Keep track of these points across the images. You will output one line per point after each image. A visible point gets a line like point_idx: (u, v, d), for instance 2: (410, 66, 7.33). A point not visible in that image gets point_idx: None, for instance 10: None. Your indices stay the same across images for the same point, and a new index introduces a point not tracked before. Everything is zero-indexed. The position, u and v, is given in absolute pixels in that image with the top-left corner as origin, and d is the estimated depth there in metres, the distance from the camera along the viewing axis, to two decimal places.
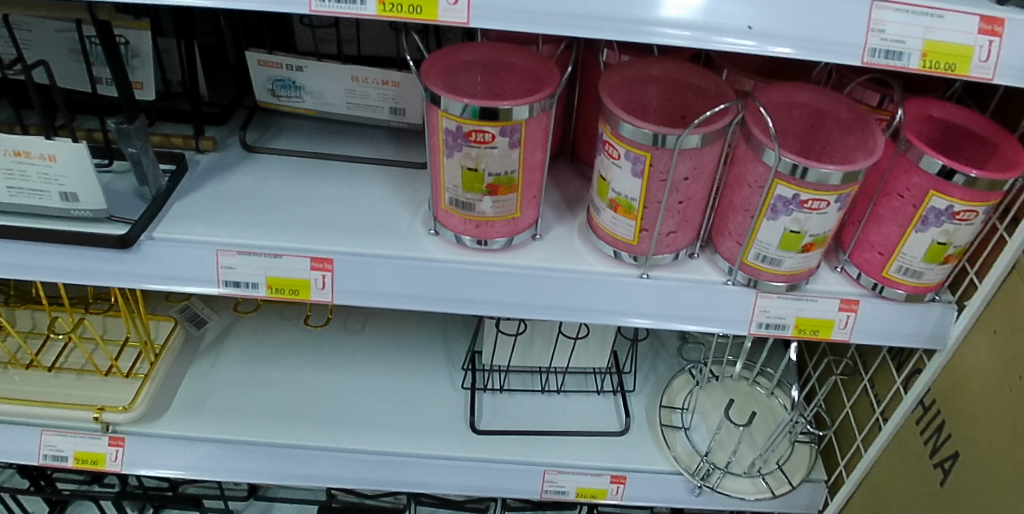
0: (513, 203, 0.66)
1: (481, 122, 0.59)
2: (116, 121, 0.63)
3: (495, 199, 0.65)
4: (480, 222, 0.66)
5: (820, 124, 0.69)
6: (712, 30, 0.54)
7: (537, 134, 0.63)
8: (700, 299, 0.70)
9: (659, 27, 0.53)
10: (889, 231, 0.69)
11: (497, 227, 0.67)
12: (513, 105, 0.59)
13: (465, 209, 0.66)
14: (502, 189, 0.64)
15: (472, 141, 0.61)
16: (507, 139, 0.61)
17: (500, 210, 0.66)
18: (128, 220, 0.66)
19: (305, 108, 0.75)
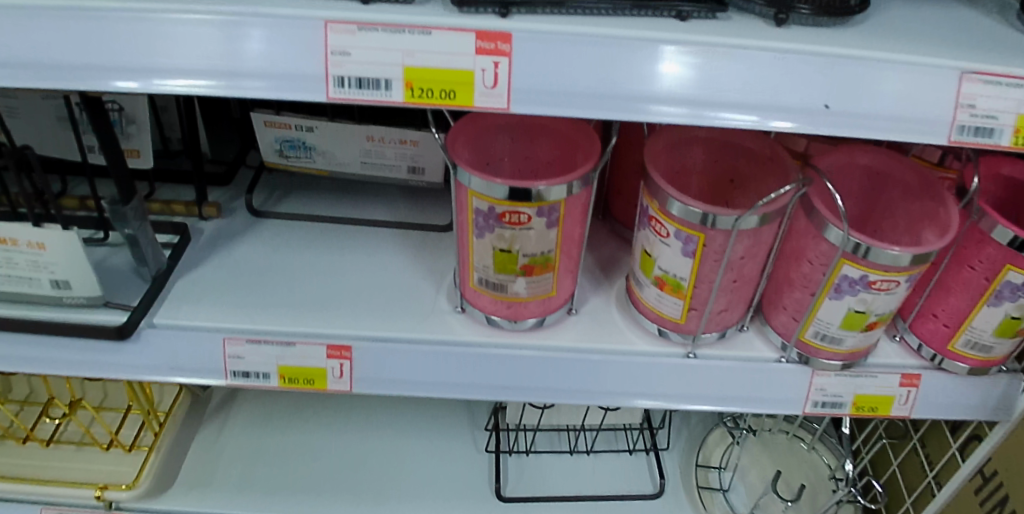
0: (549, 282, 0.60)
1: (515, 204, 0.53)
2: (110, 201, 0.57)
3: (530, 279, 0.59)
4: (513, 302, 0.60)
5: (882, 188, 0.63)
6: (705, 102, 0.45)
7: (577, 210, 0.57)
8: (751, 380, 0.64)
9: (650, 104, 0.45)
10: (958, 303, 0.63)
11: (531, 307, 0.61)
12: (549, 184, 0.52)
13: (497, 290, 0.60)
14: (539, 268, 0.58)
15: (505, 223, 0.55)
16: (544, 220, 0.55)
17: (535, 289, 0.60)
18: (126, 305, 0.60)
19: (316, 169, 0.69)
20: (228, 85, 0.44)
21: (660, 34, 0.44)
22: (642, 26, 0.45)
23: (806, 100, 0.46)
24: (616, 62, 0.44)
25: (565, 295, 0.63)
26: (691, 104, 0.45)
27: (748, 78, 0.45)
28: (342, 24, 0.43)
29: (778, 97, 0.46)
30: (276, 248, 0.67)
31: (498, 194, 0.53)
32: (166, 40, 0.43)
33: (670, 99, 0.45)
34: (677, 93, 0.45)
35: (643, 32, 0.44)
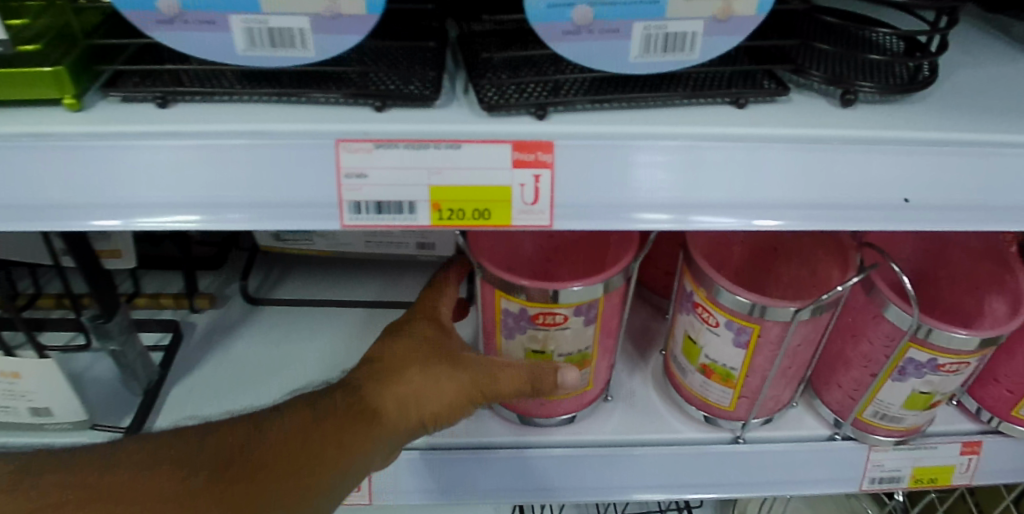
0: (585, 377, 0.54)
1: (551, 306, 0.48)
2: (92, 317, 0.51)
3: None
4: (546, 400, 0.55)
5: (938, 250, 0.58)
6: (689, 205, 0.40)
7: (617, 302, 0.51)
8: (805, 461, 0.59)
9: (635, 211, 0.39)
10: (1022, 367, 0.58)
11: (565, 402, 0.55)
12: (586, 283, 0.47)
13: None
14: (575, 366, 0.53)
15: (539, 324, 0.49)
16: (581, 320, 0.49)
17: (570, 386, 0.54)
18: (116, 425, 0.54)
19: (317, 249, 0.63)
20: (211, 217, 0.38)
21: (722, 131, 0.39)
22: (698, 121, 0.39)
23: (884, 193, 0.41)
24: (603, 170, 0.39)
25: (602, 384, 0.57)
26: (676, 208, 0.39)
27: (815, 176, 0.40)
28: (358, 142, 0.37)
29: (843, 195, 0.41)
30: (278, 341, 0.60)
31: (529, 296, 0.47)
32: (148, 168, 0.37)
33: (653, 205, 0.39)
34: (659, 197, 0.39)
35: (703, 130, 0.39)
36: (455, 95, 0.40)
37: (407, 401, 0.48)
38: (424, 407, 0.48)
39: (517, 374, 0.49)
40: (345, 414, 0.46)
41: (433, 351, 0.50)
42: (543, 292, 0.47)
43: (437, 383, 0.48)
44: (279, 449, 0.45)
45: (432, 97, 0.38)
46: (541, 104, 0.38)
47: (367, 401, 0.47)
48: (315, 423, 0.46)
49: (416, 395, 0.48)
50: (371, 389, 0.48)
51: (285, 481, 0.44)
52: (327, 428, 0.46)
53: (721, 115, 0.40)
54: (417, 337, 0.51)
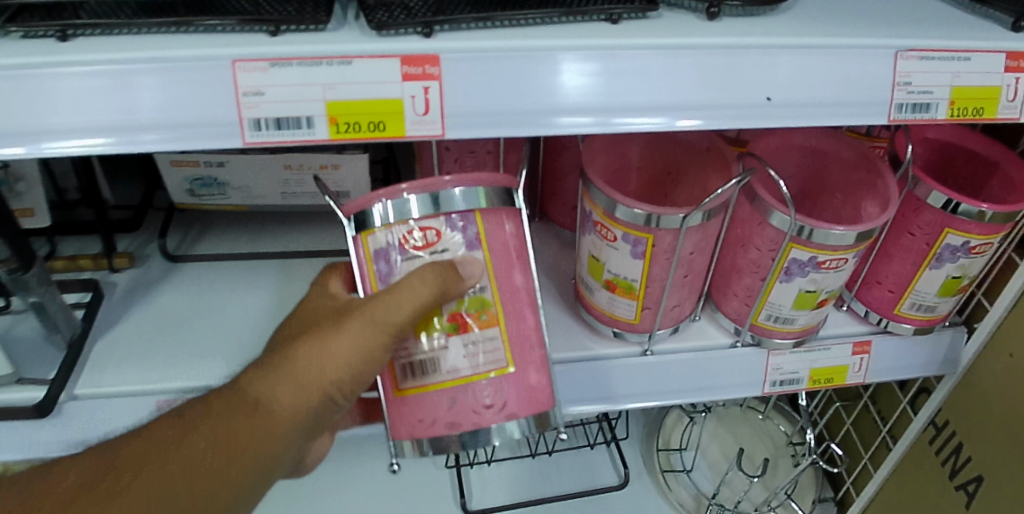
0: (500, 351, 0.46)
1: (419, 216, 0.43)
2: (7, 271, 0.51)
3: (465, 340, 0.45)
4: (455, 396, 0.46)
5: (817, 165, 0.64)
6: (610, 109, 0.44)
7: (504, 244, 0.46)
8: (711, 368, 0.64)
9: (555, 117, 0.43)
10: (901, 269, 0.65)
11: (483, 395, 0.46)
12: (454, 180, 0.44)
13: (430, 377, 0.46)
14: (474, 324, 0.45)
15: (414, 252, 0.44)
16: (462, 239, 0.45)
17: (481, 364, 0.46)
18: (41, 380, 0.55)
19: (232, 204, 0.63)
20: (123, 139, 0.39)
21: (598, 41, 0.43)
22: (574, 35, 0.43)
23: (747, 94, 0.45)
24: (498, 80, 0.42)
25: (527, 382, 0.47)
26: (597, 112, 0.43)
27: (689, 83, 0.44)
28: (251, 62, 0.39)
29: (714, 98, 0.45)
30: (203, 294, 0.62)
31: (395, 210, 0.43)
32: (45, 96, 0.38)
33: (574, 111, 0.43)
34: (580, 103, 0.43)
35: (580, 40, 0.42)
36: (346, 20, 0.43)
37: (304, 371, 0.45)
38: (321, 368, 0.45)
39: (418, 279, 0.42)
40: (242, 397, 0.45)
41: (333, 311, 0.47)
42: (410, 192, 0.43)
43: (335, 341, 0.44)
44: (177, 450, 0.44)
45: (323, 20, 0.41)
46: (427, 22, 0.41)
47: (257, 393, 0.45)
48: (213, 415, 0.45)
49: (316, 357, 0.45)
50: (257, 383, 0.46)
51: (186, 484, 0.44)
52: (222, 419, 0.45)
53: (597, 29, 0.44)
54: (319, 304, 0.49)
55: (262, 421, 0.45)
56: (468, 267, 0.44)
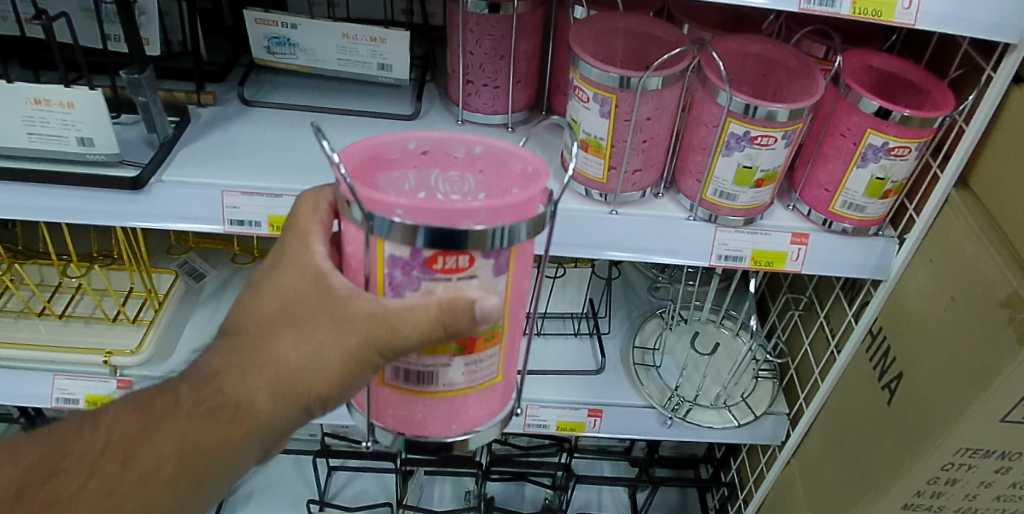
0: (493, 366, 0.51)
1: (449, 249, 0.40)
2: (128, 71, 0.69)
3: (469, 360, 0.49)
4: (446, 403, 0.52)
5: (770, 71, 0.76)
6: None
7: (525, 263, 0.46)
8: (665, 232, 0.77)
9: None
10: (835, 169, 0.76)
11: (470, 404, 0.53)
12: (490, 209, 0.40)
13: (426, 386, 0.50)
14: (482, 345, 0.48)
15: (439, 275, 0.42)
16: (491, 266, 0.43)
17: (474, 377, 0.50)
18: (138, 164, 0.72)
19: (299, 65, 0.81)
20: None
21: None
22: None
23: None
24: None
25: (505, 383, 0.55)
26: None
27: None
28: None
29: None
30: (266, 128, 0.79)
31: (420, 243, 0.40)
32: None
33: None
34: None
35: None
36: None
37: (295, 377, 0.47)
38: (317, 369, 0.46)
39: (428, 316, 0.42)
40: (248, 389, 0.47)
41: (322, 305, 0.46)
42: (435, 228, 0.40)
43: (328, 352, 0.46)
44: (190, 425, 0.48)
45: None
46: None
47: (243, 394, 0.47)
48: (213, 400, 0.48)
49: (311, 362, 0.46)
50: (247, 382, 0.47)
51: (196, 456, 0.49)
52: (228, 410, 0.48)
53: None
54: (305, 278, 0.46)
55: (263, 413, 0.48)
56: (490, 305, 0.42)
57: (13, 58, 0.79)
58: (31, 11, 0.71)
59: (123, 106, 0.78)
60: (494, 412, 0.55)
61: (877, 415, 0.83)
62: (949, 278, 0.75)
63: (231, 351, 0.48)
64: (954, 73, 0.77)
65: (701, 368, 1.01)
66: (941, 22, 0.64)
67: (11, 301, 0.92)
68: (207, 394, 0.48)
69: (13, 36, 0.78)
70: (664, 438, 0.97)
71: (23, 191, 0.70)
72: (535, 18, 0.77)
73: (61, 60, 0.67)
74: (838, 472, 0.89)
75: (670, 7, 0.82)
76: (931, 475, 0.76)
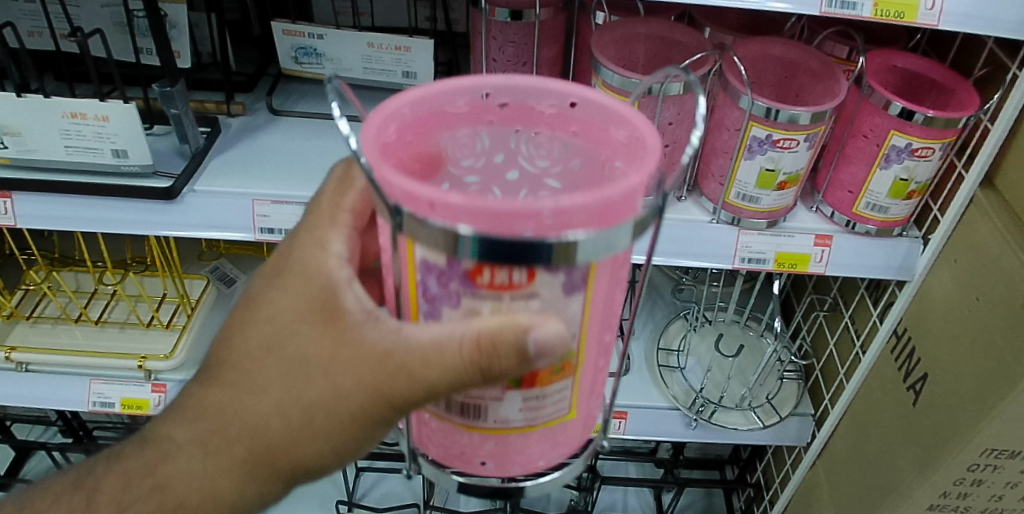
0: (565, 402, 0.41)
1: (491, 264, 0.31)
2: (160, 85, 0.71)
3: (527, 395, 0.39)
4: (502, 442, 0.41)
5: (792, 74, 0.76)
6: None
7: (614, 276, 0.36)
8: (689, 235, 0.78)
9: None
10: (858, 170, 0.76)
11: (532, 448, 0.42)
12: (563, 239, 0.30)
13: (477, 422, 0.40)
14: (547, 378, 0.38)
15: (485, 293, 0.33)
16: (558, 283, 0.33)
17: (550, 412, 0.40)
18: (170, 175, 0.73)
19: (326, 74, 0.83)
20: None
21: None
22: None
23: None
24: None
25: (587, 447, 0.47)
26: None
27: None
28: None
29: None
30: (294, 137, 0.80)
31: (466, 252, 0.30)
32: None
33: None
34: None
35: None
36: None
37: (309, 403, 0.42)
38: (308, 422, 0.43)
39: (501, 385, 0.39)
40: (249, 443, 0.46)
41: (318, 346, 0.41)
42: (486, 245, 0.29)
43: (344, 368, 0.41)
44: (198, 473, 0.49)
45: None
46: None
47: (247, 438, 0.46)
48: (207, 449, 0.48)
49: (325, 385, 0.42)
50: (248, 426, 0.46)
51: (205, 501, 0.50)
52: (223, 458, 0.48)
53: None
54: (302, 300, 0.42)
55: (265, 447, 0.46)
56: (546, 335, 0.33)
57: (49, 72, 0.81)
58: (66, 26, 0.73)
59: (156, 118, 0.80)
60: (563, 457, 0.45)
61: (903, 416, 0.82)
62: (973, 280, 0.74)
63: (205, 425, 0.48)
64: (978, 72, 0.76)
65: (725, 369, 1.01)
66: (964, 22, 0.64)
67: (50, 307, 0.95)
68: (189, 471, 0.50)
69: (48, 51, 0.80)
70: (689, 439, 0.97)
71: (62, 203, 0.72)
72: (558, 23, 0.78)
73: (95, 74, 0.69)
74: (863, 473, 0.89)
75: (690, 10, 0.83)
76: (957, 476, 0.76)
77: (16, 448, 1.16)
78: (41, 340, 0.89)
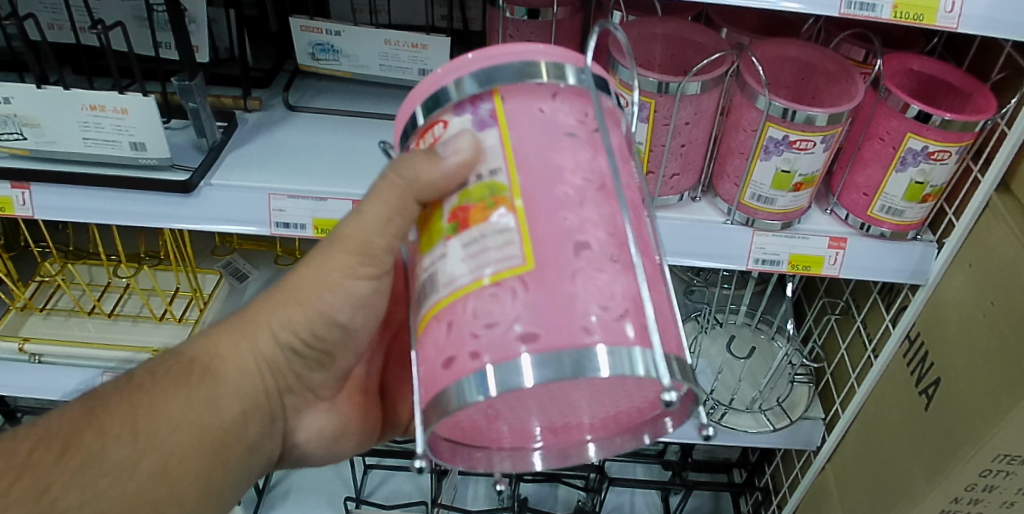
0: (513, 247, 0.34)
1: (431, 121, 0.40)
2: (178, 79, 0.71)
3: (464, 240, 0.35)
4: (452, 319, 0.35)
5: (809, 76, 0.76)
6: None
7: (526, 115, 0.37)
8: (703, 235, 0.78)
9: None
10: (873, 173, 0.76)
11: (495, 304, 0.34)
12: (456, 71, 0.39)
13: (431, 300, 0.36)
14: (476, 215, 0.35)
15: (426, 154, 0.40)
16: (468, 121, 0.38)
17: (494, 264, 0.34)
18: (187, 168, 0.74)
19: (342, 71, 0.83)
20: None
21: None
22: None
23: None
24: None
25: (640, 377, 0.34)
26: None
27: None
28: None
29: None
30: (310, 133, 0.81)
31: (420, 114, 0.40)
32: None
33: None
34: None
35: None
36: None
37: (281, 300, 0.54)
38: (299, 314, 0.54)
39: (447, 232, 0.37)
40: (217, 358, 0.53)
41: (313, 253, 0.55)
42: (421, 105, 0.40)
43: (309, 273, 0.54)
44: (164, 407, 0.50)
45: None
46: None
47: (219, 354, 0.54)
48: (196, 387, 0.52)
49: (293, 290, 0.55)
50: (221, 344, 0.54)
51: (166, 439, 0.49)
52: (214, 389, 0.53)
53: None
54: None
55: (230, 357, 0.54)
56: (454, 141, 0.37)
57: (68, 65, 0.82)
58: (87, 20, 0.73)
59: (173, 112, 0.80)
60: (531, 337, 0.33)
61: (915, 420, 0.82)
62: (988, 284, 0.74)
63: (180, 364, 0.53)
64: (995, 77, 0.76)
65: (735, 371, 1.01)
66: (983, 26, 0.64)
67: (64, 299, 0.95)
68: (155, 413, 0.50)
69: (69, 44, 0.81)
70: (698, 441, 0.97)
71: (80, 195, 0.72)
72: (575, 22, 0.78)
73: (114, 67, 0.70)
74: (873, 478, 0.89)
75: (707, 11, 0.83)
76: (969, 481, 0.75)
77: None
78: (55, 332, 0.90)
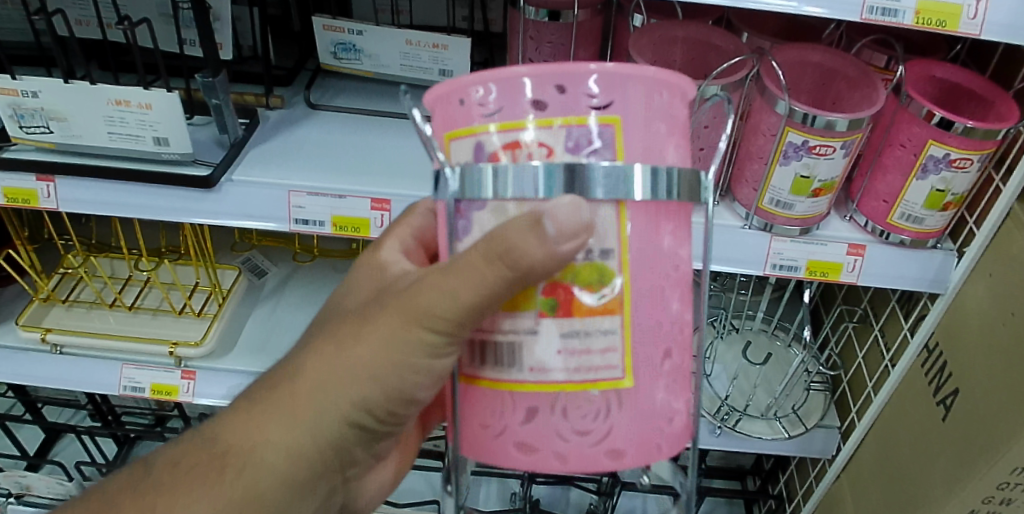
0: (616, 356, 0.38)
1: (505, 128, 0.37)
2: (202, 75, 0.72)
3: (564, 329, 0.38)
4: (537, 406, 0.39)
5: (829, 82, 0.76)
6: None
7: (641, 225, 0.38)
8: (719, 240, 0.78)
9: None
10: (894, 180, 0.75)
11: (575, 417, 0.39)
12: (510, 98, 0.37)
13: (511, 373, 0.39)
14: (584, 306, 0.37)
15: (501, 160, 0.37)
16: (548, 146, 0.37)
17: (598, 370, 0.38)
18: (209, 164, 0.75)
19: (363, 70, 0.84)
20: None
21: None
22: None
23: None
24: None
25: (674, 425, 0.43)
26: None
27: None
28: None
29: None
30: (330, 132, 0.82)
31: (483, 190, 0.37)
32: None
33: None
34: None
35: None
36: None
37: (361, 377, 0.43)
38: (357, 389, 0.43)
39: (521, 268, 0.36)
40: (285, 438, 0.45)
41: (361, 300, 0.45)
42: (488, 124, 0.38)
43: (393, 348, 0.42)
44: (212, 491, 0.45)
45: None
46: None
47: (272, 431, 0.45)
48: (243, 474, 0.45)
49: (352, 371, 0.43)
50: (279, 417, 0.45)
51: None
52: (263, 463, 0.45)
53: None
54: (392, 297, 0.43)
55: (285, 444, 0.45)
56: (561, 214, 0.34)
57: (95, 60, 0.83)
58: (115, 16, 0.75)
59: (196, 108, 0.82)
60: (613, 453, 0.41)
61: (934, 430, 0.81)
62: (1010, 293, 0.73)
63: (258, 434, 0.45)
64: (1019, 85, 0.75)
65: (752, 377, 1.00)
66: (1007, 33, 0.63)
67: (85, 292, 0.97)
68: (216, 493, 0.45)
69: (96, 41, 0.82)
70: (713, 447, 0.97)
71: (104, 189, 0.73)
72: (596, 25, 0.79)
73: (140, 63, 0.70)
74: (889, 491, 0.88)
75: (729, 15, 0.83)
76: (987, 493, 0.74)
77: (47, 428, 1.20)
78: (78, 323, 0.91)
